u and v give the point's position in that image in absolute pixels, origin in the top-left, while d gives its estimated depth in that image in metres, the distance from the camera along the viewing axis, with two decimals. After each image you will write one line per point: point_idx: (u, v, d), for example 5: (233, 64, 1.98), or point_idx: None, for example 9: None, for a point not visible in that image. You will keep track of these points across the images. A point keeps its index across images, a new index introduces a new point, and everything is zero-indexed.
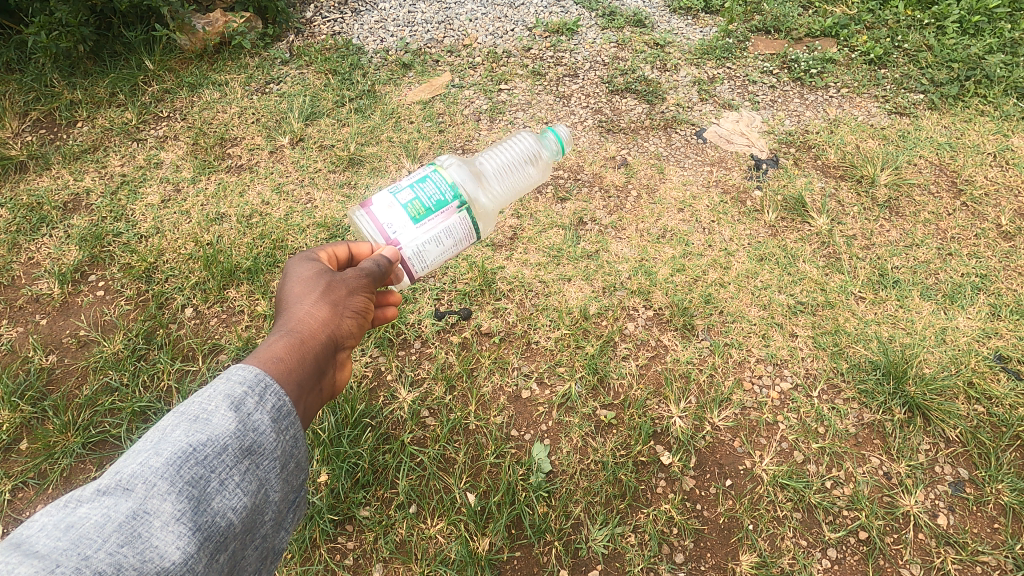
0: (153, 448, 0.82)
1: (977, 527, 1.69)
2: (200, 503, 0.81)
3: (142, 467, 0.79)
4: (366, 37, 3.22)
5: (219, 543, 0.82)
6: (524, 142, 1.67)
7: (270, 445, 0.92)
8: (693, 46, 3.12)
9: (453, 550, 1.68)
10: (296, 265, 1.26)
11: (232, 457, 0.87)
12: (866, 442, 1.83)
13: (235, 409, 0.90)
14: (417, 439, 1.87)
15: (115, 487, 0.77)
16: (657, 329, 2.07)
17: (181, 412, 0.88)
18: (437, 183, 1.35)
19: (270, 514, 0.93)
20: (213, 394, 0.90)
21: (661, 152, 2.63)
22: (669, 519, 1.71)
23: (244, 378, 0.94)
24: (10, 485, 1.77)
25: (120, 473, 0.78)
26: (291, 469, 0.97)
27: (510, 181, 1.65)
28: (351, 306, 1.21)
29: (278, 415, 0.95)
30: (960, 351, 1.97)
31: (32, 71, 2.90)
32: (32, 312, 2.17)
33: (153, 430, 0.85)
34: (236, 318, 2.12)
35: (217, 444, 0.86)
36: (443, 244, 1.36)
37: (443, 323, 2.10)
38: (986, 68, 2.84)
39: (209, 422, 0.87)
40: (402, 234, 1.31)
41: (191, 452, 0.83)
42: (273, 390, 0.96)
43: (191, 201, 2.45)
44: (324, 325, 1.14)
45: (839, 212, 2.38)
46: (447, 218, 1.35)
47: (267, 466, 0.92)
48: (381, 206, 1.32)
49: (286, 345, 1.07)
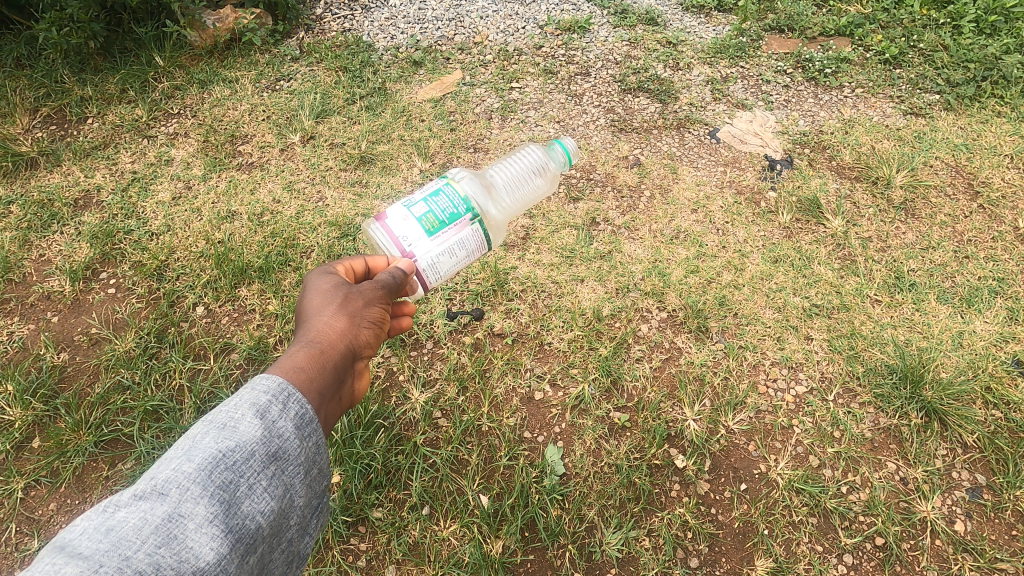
0: (184, 455, 0.83)
1: (995, 534, 1.67)
2: (231, 506, 0.82)
3: (175, 472, 0.80)
4: (377, 34, 3.21)
5: (250, 545, 0.82)
6: (533, 155, 1.68)
7: (295, 451, 0.92)
8: (706, 45, 3.10)
9: (466, 552, 1.67)
10: (314, 278, 1.26)
11: (260, 462, 0.87)
12: (883, 447, 1.81)
13: (261, 417, 0.90)
14: (430, 440, 1.87)
15: (151, 492, 0.78)
16: (670, 331, 2.05)
17: (209, 419, 0.88)
18: (450, 196, 1.34)
19: (295, 519, 0.93)
20: (240, 402, 0.91)
21: (674, 152, 2.61)
22: (684, 523, 1.70)
23: (268, 386, 0.94)
24: (23, 483, 1.77)
25: (154, 479, 0.79)
26: (315, 475, 0.97)
27: (519, 193, 1.64)
28: (369, 316, 1.21)
29: (302, 422, 0.95)
30: (978, 356, 1.95)
31: (42, 67, 2.89)
32: (44, 309, 2.16)
33: (183, 438, 0.86)
34: (248, 317, 2.11)
35: (245, 449, 0.86)
36: (456, 255, 1.35)
37: (455, 323, 2.09)
38: (1004, 69, 2.81)
39: (237, 429, 0.87)
40: (417, 246, 1.29)
41: (220, 458, 0.84)
42: (297, 397, 0.96)
43: (202, 199, 2.44)
44: (342, 336, 1.14)
45: (854, 214, 2.36)
46: (461, 230, 1.34)
47: (293, 471, 0.91)
48: (395, 218, 1.30)
49: (307, 355, 1.06)
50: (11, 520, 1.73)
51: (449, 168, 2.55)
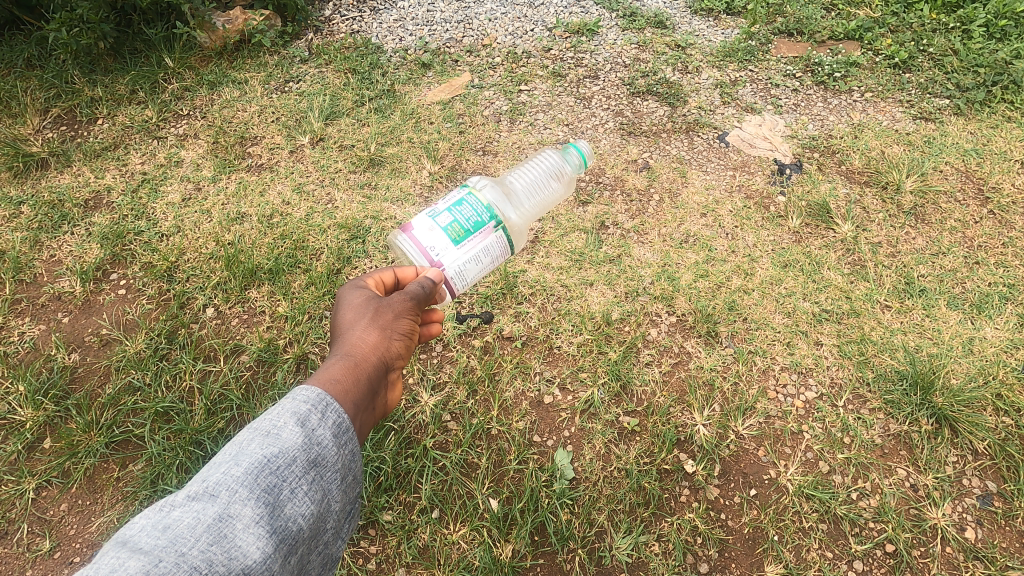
0: (233, 459, 0.87)
1: (1007, 543, 1.66)
2: (275, 509, 0.85)
3: (224, 476, 0.84)
4: (385, 36, 3.21)
5: (292, 546, 0.85)
6: (549, 159, 1.72)
7: (332, 457, 0.95)
8: (715, 48, 3.10)
9: (476, 556, 1.67)
10: (346, 293, 1.29)
11: (301, 468, 0.90)
12: (893, 454, 1.81)
13: (302, 425, 0.94)
14: (440, 443, 1.87)
15: (202, 493, 0.81)
16: (680, 335, 2.05)
17: (253, 427, 0.92)
18: (474, 205, 1.34)
19: (331, 522, 0.96)
20: (282, 411, 0.95)
21: (683, 155, 2.61)
22: (693, 528, 1.70)
23: (308, 396, 0.98)
24: (35, 484, 1.78)
25: (205, 481, 0.83)
26: (349, 481, 1.00)
27: (537, 197, 1.68)
28: (399, 329, 1.23)
29: (339, 430, 0.98)
30: (988, 362, 1.94)
31: (53, 68, 2.91)
32: (55, 310, 2.17)
33: (230, 444, 0.90)
34: (258, 318, 2.12)
35: (287, 455, 0.89)
36: (482, 262, 1.35)
37: (465, 327, 2.09)
38: (1014, 74, 2.80)
39: (279, 436, 0.91)
40: (444, 255, 1.30)
41: (265, 462, 0.87)
42: (334, 407, 0.99)
43: (212, 201, 2.45)
44: (374, 349, 1.17)
45: (863, 219, 2.35)
46: (485, 238, 1.34)
47: (330, 477, 0.95)
48: (422, 229, 1.31)
49: (343, 367, 1.10)
50: (22, 520, 1.74)
51: (459, 171, 2.55)
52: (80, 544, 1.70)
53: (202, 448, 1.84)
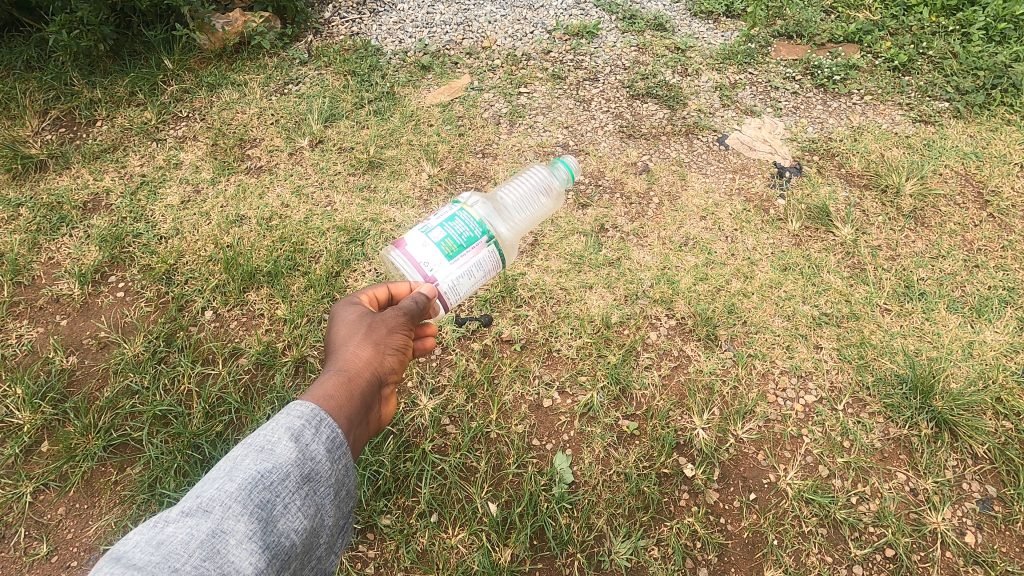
0: (227, 475, 0.86)
1: (1006, 547, 1.66)
2: (268, 524, 0.85)
3: (219, 491, 0.84)
4: (385, 38, 3.21)
5: (284, 561, 0.85)
6: (538, 173, 1.70)
7: (326, 472, 0.95)
8: (715, 50, 3.10)
9: (475, 560, 1.67)
10: (340, 310, 1.28)
11: (294, 482, 0.90)
12: (892, 458, 1.80)
13: (296, 440, 0.94)
14: (439, 447, 1.86)
15: (197, 509, 0.81)
16: (679, 338, 2.05)
17: (248, 442, 0.92)
18: (466, 221, 1.34)
19: (324, 538, 0.95)
20: (276, 426, 0.94)
21: (682, 158, 2.61)
22: (692, 532, 1.69)
23: (302, 412, 0.98)
24: (32, 487, 1.78)
25: (199, 497, 0.83)
26: (342, 496, 0.99)
27: (525, 212, 1.67)
28: (393, 343, 1.23)
29: (333, 445, 0.98)
30: (988, 366, 1.94)
31: (52, 70, 2.90)
32: (53, 312, 2.16)
33: (224, 460, 0.89)
34: (256, 321, 2.11)
35: (281, 470, 0.89)
36: (475, 276, 1.35)
37: (464, 330, 2.09)
38: (1014, 77, 2.80)
39: (273, 451, 0.91)
40: (438, 270, 1.29)
41: (259, 478, 0.87)
42: (328, 422, 0.99)
43: (211, 203, 2.45)
44: (368, 364, 1.17)
45: (863, 222, 2.35)
46: (478, 252, 1.34)
47: (323, 492, 0.94)
48: (414, 244, 1.30)
49: (336, 383, 1.10)
50: (19, 523, 1.73)
51: (458, 173, 2.55)
52: (77, 548, 1.69)
53: (200, 451, 1.84)
